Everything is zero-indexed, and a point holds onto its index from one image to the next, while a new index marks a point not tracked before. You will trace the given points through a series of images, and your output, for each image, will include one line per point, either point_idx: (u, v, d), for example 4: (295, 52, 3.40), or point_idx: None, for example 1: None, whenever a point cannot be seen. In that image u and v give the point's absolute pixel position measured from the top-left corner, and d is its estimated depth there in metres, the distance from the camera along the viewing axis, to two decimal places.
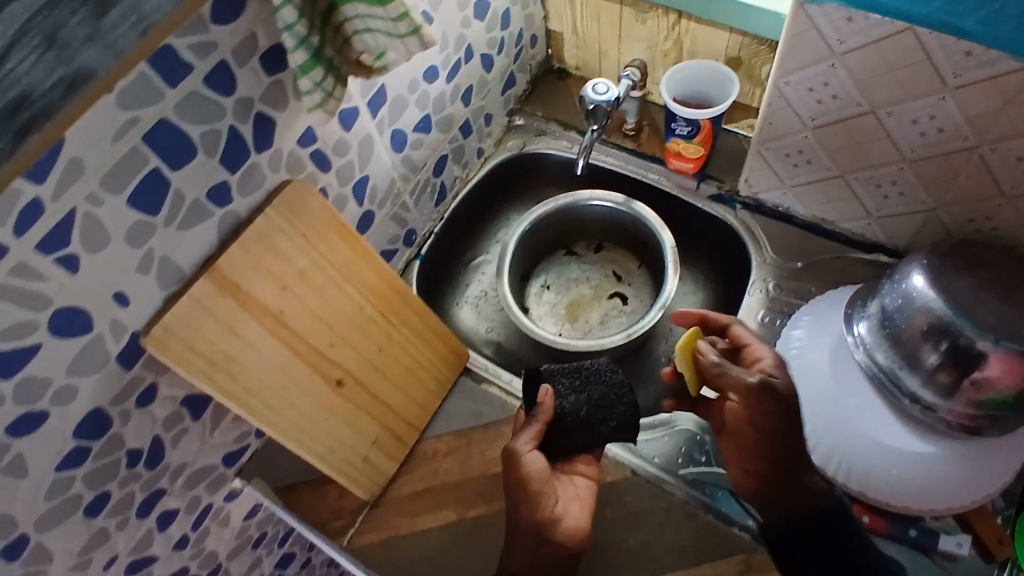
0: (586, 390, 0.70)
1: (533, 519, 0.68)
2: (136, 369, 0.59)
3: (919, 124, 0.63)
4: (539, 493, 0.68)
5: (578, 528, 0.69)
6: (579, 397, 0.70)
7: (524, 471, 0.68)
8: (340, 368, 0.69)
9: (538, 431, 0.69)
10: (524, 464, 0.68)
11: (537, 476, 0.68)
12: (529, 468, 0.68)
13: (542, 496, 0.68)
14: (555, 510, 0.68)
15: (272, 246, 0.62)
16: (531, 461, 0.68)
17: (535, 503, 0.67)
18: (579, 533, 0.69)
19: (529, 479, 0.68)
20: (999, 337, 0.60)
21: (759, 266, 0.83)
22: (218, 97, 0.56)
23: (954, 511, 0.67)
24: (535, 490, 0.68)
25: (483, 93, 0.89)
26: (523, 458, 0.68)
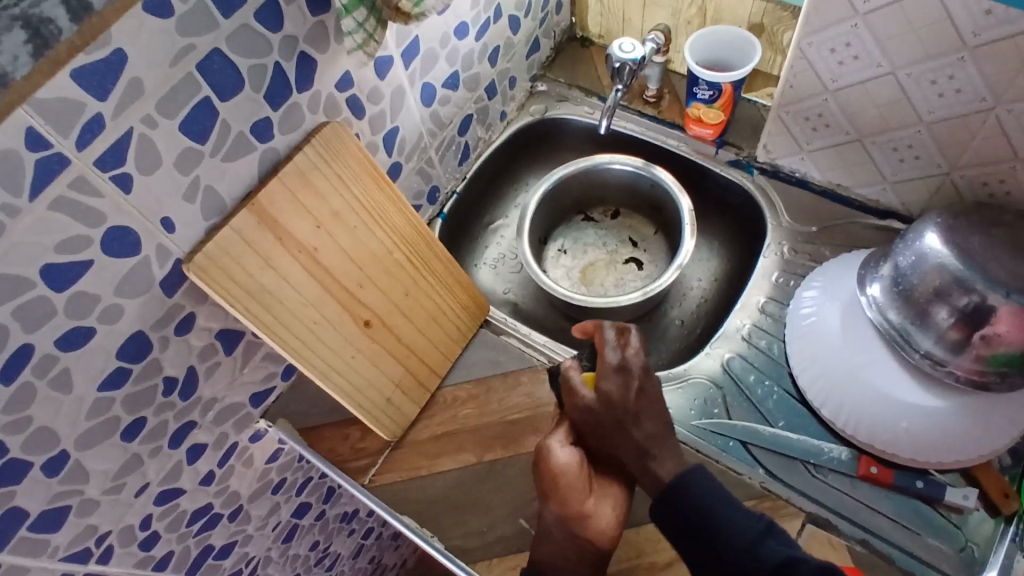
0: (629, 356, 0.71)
1: (559, 515, 0.67)
2: (177, 297, 0.61)
3: (937, 85, 0.66)
4: (568, 489, 0.67)
5: (607, 526, 0.67)
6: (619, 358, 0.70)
7: (551, 466, 0.68)
8: (369, 310, 0.71)
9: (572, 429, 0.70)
10: (553, 459, 0.68)
11: (565, 471, 0.67)
12: (557, 462, 0.67)
13: (570, 491, 0.66)
14: (584, 506, 0.66)
15: (309, 183, 0.64)
16: (561, 454, 0.68)
17: (562, 497, 0.67)
18: (609, 533, 0.67)
19: (556, 473, 0.67)
20: (1010, 292, 0.61)
21: (775, 230, 0.85)
22: (266, 32, 0.58)
23: (960, 464, 0.69)
24: (563, 485, 0.67)
25: (509, 56, 0.91)
26: (552, 452, 0.68)
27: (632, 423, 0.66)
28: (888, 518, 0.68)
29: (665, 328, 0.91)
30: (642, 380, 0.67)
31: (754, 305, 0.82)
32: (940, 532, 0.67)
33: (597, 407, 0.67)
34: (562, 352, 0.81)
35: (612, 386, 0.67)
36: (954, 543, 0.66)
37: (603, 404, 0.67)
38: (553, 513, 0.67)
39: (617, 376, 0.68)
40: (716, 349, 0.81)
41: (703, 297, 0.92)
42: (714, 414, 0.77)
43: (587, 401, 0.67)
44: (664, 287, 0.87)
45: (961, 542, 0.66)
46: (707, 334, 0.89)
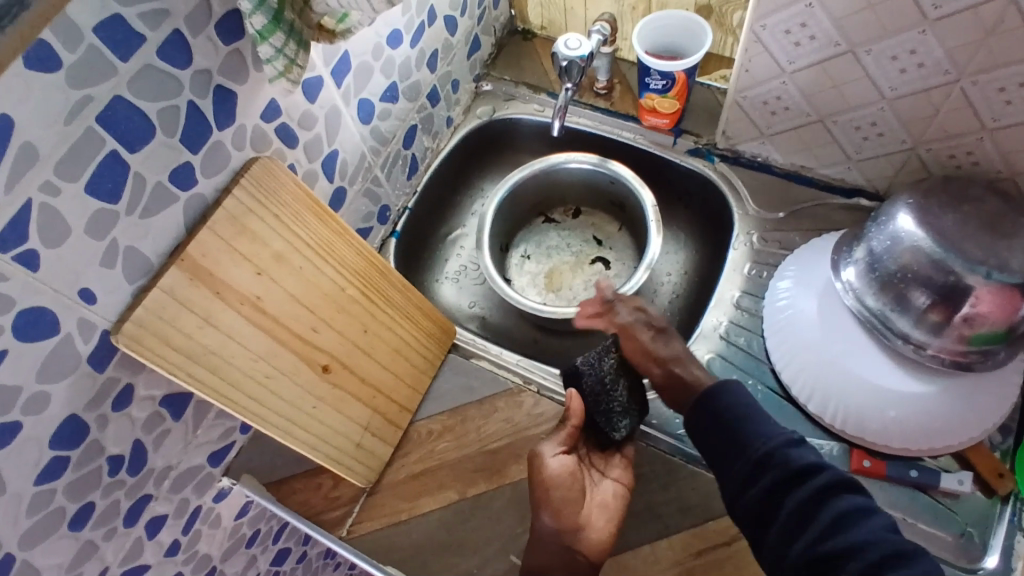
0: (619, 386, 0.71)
1: (553, 526, 0.64)
2: (110, 370, 0.55)
3: (899, 61, 0.63)
4: (562, 499, 0.65)
5: (601, 540, 0.64)
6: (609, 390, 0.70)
7: (543, 475, 0.66)
8: (326, 355, 0.66)
9: (567, 436, 0.69)
10: (545, 468, 0.66)
11: (559, 481, 0.66)
12: (549, 471, 0.66)
13: (564, 503, 0.65)
14: (576, 518, 0.65)
15: (245, 228, 0.58)
16: (553, 463, 0.67)
17: (555, 509, 0.65)
18: (602, 548, 0.64)
19: (547, 482, 0.66)
20: (991, 272, 0.60)
21: (741, 219, 0.82)
22: (173, 70, 0.52)
23: (952, 449, 0.67)
24: (557, 497, 0.65)
25: (449, 58, 0.85)
26: (544, 460, 0.67)
27: (675, 336, 0.71)
28: (885, 511, 0.67)
29: None
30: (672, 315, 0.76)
31: (728, 301, 0.79)
32: (937, 520, 0.66)
33: (645, 322, 0.73)
34: (536, 369, 0.77)
35: (654, 311, 0.74)
36: (953, 529, 0.65)
37: (650, 320, 0.72)
38: (547, 522, 0.64)
39: None
40: (694, 351, 0.78)
41: (675, 292, 0.89)
42: None
43: (635, 315, 0.73)
44: (636, 288, 0.83)
45: (961, 528, 0.65)
46: (683, 332, 0.85)
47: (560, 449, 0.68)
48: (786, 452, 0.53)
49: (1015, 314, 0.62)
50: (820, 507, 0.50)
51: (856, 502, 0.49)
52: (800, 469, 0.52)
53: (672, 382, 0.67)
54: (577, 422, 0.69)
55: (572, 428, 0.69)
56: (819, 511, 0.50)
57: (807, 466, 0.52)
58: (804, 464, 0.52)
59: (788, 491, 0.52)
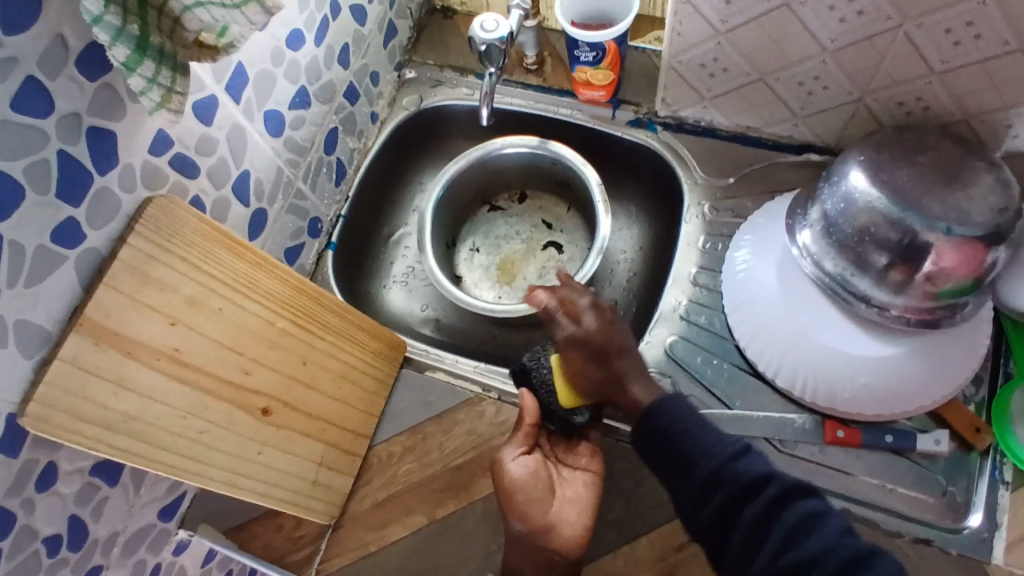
0: None
1: (524, 530, 0.63)
2: (25, 453, 0.50)
3: (837, 10, 0.58)
4: (528, 501, 0.64)
5: (575, 535, 0.64)
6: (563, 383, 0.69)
7: (506, 481, 0.65)
8: (263, 396, 0.62)
9: (526, 436, 0.67)
10: (506, 473, 0.65)
11: (521, 484, 0.64)
12: (512, 477, 0.65)
13: (529, 505, 0.64)
14: (545, 518, 0.64)
15: (148, 277, 0.53)
16: (515, 467, 0.65)
17: (523, 512, 0.64)
18: (577, 543, 0.63)
19: (511, 488, 0.64)
20: (952, 227, 0.57)
21: (692, 189, 0.78)
22: (34, 116, 0.45)
23: (923, 408, 0.66)
24: (522, 500, 0.64)
25: (362, 51, 0.79)
26: (506, 466, 0.65)
27: (614, 351, 0.65)
28: (863, 479, 0.66)
29: None
30: (615, 315, 0.68)
31: (685, 278, 0.76)
32: (919, 482, 0.65)
33: (579, 339, 0.66)
34: (493, 375, 0.74)
35: (590, 316, 0.67)
36: (935, 490, 0.65)
37: (583, 336, 0.66)
38: (516, 526, 0.63)
39: (590, 311, 0.68)
40: (656, 334, 0.75)
41: (632, 270, 0.85)
42: None
43: (569, 332, 0.67)
44: (592, 273, 0.80)
45: (942, 488, 0.65)
46: (644, 311, 0.81)
47: (521, 451, 0.67)
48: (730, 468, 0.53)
49: (980, 266, 0.59)
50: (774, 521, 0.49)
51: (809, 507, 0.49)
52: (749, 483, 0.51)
53: (617, 401, 0.63)
54: (532, 421, 0.67)
55: (528, 429, 0.68)
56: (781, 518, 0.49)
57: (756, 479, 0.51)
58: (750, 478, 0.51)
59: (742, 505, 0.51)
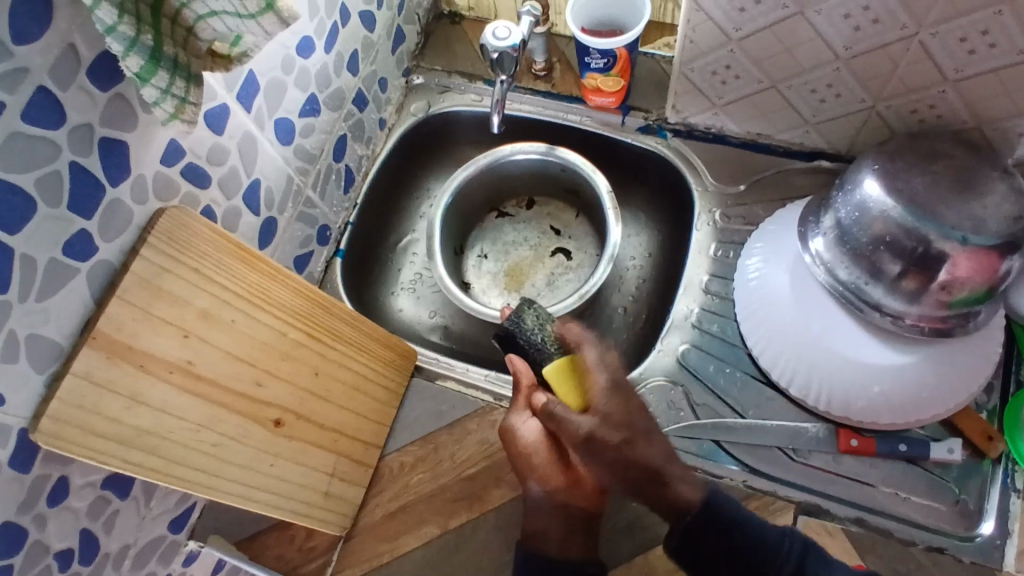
0: (547, 328, 0.67)
1: (544, 492, 0.64)
2: (37, 468, 0.49)
3: (851, 18, 0.58)
4: (544, 461, 0.64)
5: (593, 486, 0.65)
6: (538, 340, 0.67)
7: (521, 447, 0.64)
8: (275, 408, 0.61)
9: (528, 401, 0.65)
10: (520, 439, 0.65)
11: (536, 449, 0.64)
12: (526, 442, 0.64)
13: (546, 468, 0.64)
14: (565, 476, 0.64)
15: (161, 289, 0.52)
16: (527, 430, 0.65)
17: (540, 474, 0.64)
18: (596, 494, 0.65)
19: (526, 453, 0.64)
20: (967, 237, 0.57)
21: (702, 196, 0.78)
22: (45, 128, 0.45)
23: (938, 416, 0.66)
24: (539, 462, 0.65)
25: (371, 57, 0.78)
26: (519, 432, 0.65)
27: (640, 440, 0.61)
28: (878, 488, 0.66)
29: (610, 319, 0.83)
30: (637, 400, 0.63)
31: (697, 285, 0.76)
32: (931, 491, 0.65)
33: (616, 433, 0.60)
34: (505, 384, 0.74)
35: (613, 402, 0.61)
36: (947, 498, 0.65)
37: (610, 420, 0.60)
38: (536, 489, 0.64)
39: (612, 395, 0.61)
40: (668, 342, 0.74)
41: (642, 277, 0.85)
42: (680, 417, 0.71)
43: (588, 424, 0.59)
44: (602, 281, 0.79)
45: (955, 496, 0.65)
46: (654, 318, 0.81)
47: (529, 413, 0.66)
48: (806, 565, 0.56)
49: (995, 275, 0.59)
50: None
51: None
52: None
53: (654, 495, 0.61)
54: (530, 382, 0.66)
55: (528, 390, 0.66)
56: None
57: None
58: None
59: None
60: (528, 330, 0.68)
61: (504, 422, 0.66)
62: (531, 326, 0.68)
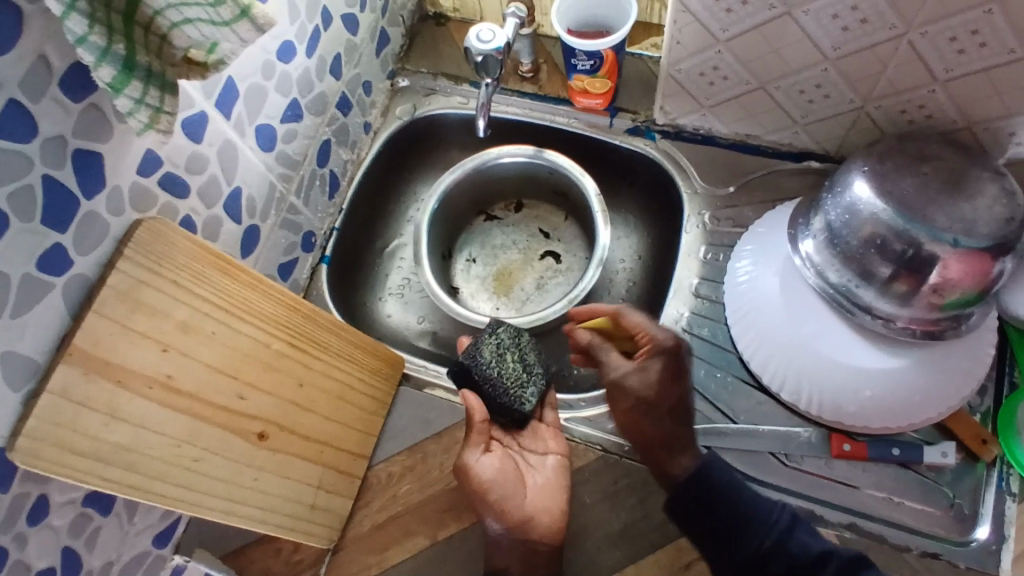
0: (501, 362, 0.68)
1: (502, 527, 0.64)
2: (14, 488, 0.48)
3: (840, 18, 0.57)
4: (499, 496, 0.65)
5: (552, 521, 0.65)
6: (490, 375, 0.67)
7: (476, 482, 0.65)
8: (258, 421, 0.60)
9: (479, 438, 0.67)
10: (474, 476, 0.65)
11: (490, 483, 0.65)
12: (480, 477, 0.65)
13: (503, 502, 0.65)
14: (522, 510, 0.65)
15: (139, 302, 0.51)
16: (481, 467, 0.65)
17: (497, 509, 0.65)
18: (555, 529, 0.65)
19: (483, 489, 0.65)
20: (958, 238, 0.56)
21: (691, 198, 0.77)
22: (16, 139, 0.44)
23: (931, 420, 0.65)
24: (494, 498, 0.65)
25: (355, 60, 0.77)
26: (472, 468, 0.65)
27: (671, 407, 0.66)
28: (871, 492, 0.65)
29: None
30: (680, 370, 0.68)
31: (687, 289, 0.75)
32: (926, 495, 0.64)
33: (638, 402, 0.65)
34: None
35: (635, 379, 0.66)
36: (942, 503, 0.64)
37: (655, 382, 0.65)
38: (495, 526, 0.65)
39: (661, 360, 0.66)
40: None
41: (631, 280, 0.84)
42: None
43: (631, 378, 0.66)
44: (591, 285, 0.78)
45: (950, 500, 0.64)
46: None
47: (481, 449, 0.67)
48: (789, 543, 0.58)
49: (986, 277, 0.58)
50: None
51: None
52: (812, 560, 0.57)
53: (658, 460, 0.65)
54: (482, 418, 0.66)
55: (481, 427, 0.67)
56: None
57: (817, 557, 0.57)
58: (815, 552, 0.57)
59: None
60: (484, 366, 0.67)
61: (456, 461, 0.67)
62: (489, 360, 0.67)
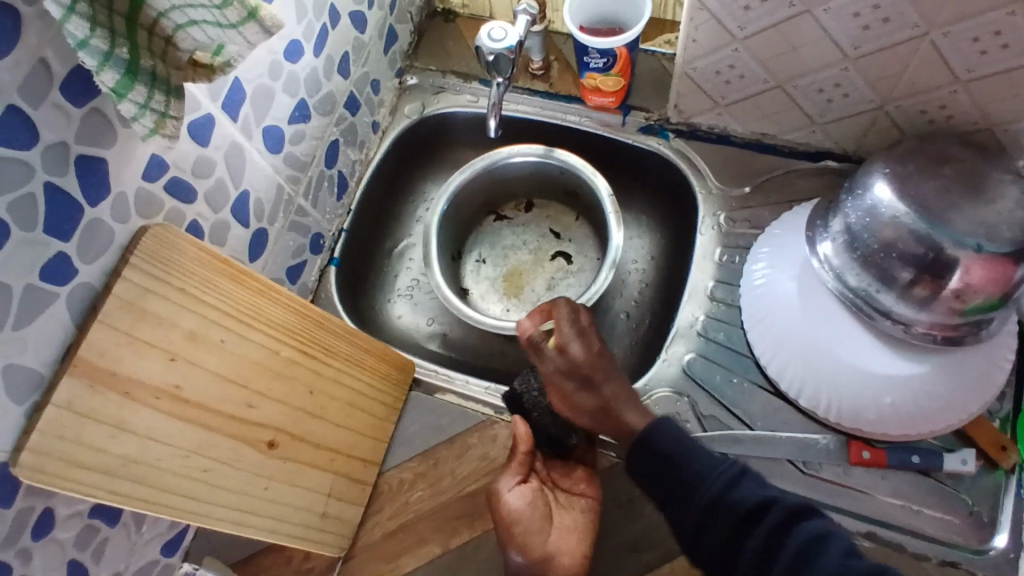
0: None
1: (523, 561, 0.63)
2: (19, 502, 0.47)
3: (861, 17, 0.56)
4: (525, 533, 0.64)
5: (574, 563, 0.64)
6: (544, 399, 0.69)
7: (504, 512, 0.64)
8: (268, 429, 0.59)
9: (518, 469, 0.66)
10: (503, 506, 0.65)
11: (519, 517, 0.64)
12: (508, 509, 0.65)
13: (528, 536, 0.64)
14: (544, 547, 0.64)
15: (146, 312, 0.50)
16: (512, 499, 0.65)
17: (522, 544, 0.63)
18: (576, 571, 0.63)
19: (509, 520, 0.64)
20: (982, 244, 0.55)
21: (706, 199, 0.76)
22: (14, 147, 0.42)
23: (951, 427, 0.64)
24: (519, 531, 0.64)
25: (362, 59, 0.75)
26: (503, 498, 0.65)
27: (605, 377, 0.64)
28: (890, 500, 0.64)
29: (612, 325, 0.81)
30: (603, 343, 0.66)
31: (702, 292, 0.74)
32: (944, 502, 0.63)
33: (566, 369, 0.65)
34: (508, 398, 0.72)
35: (578, 348, 0.65)
36: (961, 509, 0.63)
37: (572, 367, 0.64)
38: (517, 559, 0.63)
39: (577, 339, 0.65)
40: (672, 351, 0.72)
41: (644, 281, 0.82)
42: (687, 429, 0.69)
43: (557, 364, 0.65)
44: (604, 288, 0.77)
45: (970, 507, 0.63)
46: (657, 324, 0.79)
47: (516, 480, 0.66)
48: (729, 497, 0.52)
49: (1011, 283, 0.56)
50: (779, 548, 0.49)
51: (813, 530, 0.49)
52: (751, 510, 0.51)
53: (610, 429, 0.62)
54: (525, 450, 0.67)
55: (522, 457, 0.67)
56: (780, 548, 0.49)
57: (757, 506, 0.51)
58: (753, 502, 0.51)
59: (747, 531, 0.51)
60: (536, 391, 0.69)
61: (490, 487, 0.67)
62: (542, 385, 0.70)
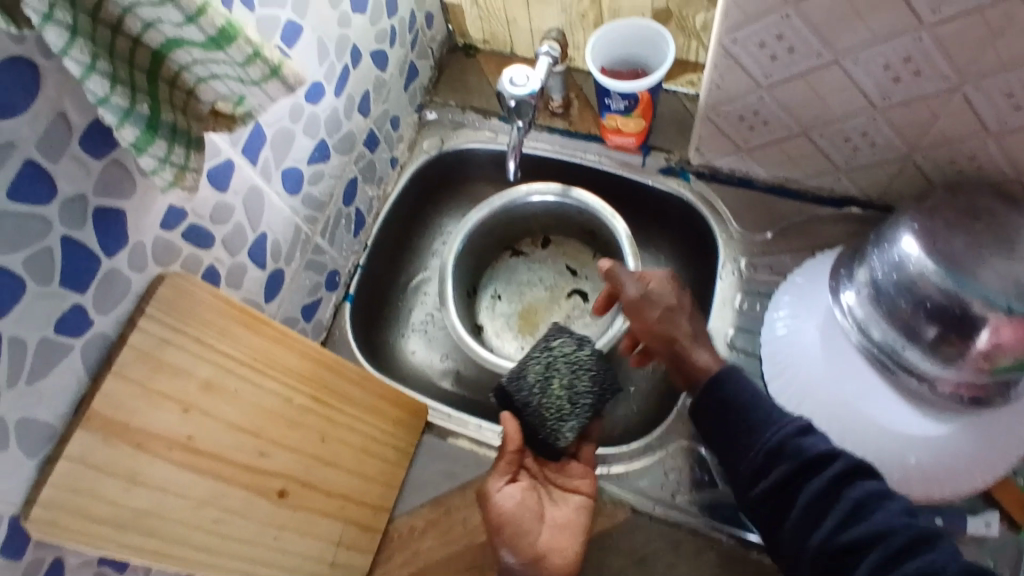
0: (548, 388, 0.68)
1: (515, 561, 0.62)
2: (30, 555, 0.46)
3: (891, 69, 0.54)
4: (517, 531, 0.63)
5: (566, 561, 0.62)
6: (534, 395, 0.67)
7: (493, 511, 0.64)
8: (278, 478, 0.58)
9: (507, 466, 0.67)
10: (493, 505, 0.64)
11: (509, 515, 0.63)
12: (499, 507, 0.64)
13: (519, 535, 0.63)
14: (536, 546, 0.63)
15: (162, 363, 0.49)
16: (503, 498, 0.65)
17: (513, 542, 0.63)
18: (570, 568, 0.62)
19: (500, 520, 0.64)
20: (1012, 305, 0.53)
21: (726, 243, 0.75)
22: (35, 199, 0.42)
23: (977, 489, 0.61)
24: (511, 531, 0.63)
25: (382, 96, 0.75)
26: (492, 497, 0.65)
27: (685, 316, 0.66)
28: None
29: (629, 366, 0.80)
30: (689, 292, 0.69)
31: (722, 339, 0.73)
32: None
33: (649, 303, 0.67)
34: None
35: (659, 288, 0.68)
36: None
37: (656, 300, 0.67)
38: (511, 560, 0.62)
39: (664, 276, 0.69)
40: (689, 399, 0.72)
41: None
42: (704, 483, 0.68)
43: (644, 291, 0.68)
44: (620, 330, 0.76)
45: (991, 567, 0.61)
46: None
47: (506, 479, 0.66)
48: (798, 442, 0.54)
49: None
50: (837, 497, 0.52)
51: (869, 489, 0.52)
52: (815, 459, 0.53)
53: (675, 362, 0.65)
54: (513, 448, 0.67)
55: (511, 456, 0.67)
56: (837, 500, 0.52)
57: (822, 455, 0.53)
58: (816, 453, 0.53)
59: (805, 479, 0.53)
60: (526, 390, 0.68)
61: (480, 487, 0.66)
62: (533, 383, 0.68)
